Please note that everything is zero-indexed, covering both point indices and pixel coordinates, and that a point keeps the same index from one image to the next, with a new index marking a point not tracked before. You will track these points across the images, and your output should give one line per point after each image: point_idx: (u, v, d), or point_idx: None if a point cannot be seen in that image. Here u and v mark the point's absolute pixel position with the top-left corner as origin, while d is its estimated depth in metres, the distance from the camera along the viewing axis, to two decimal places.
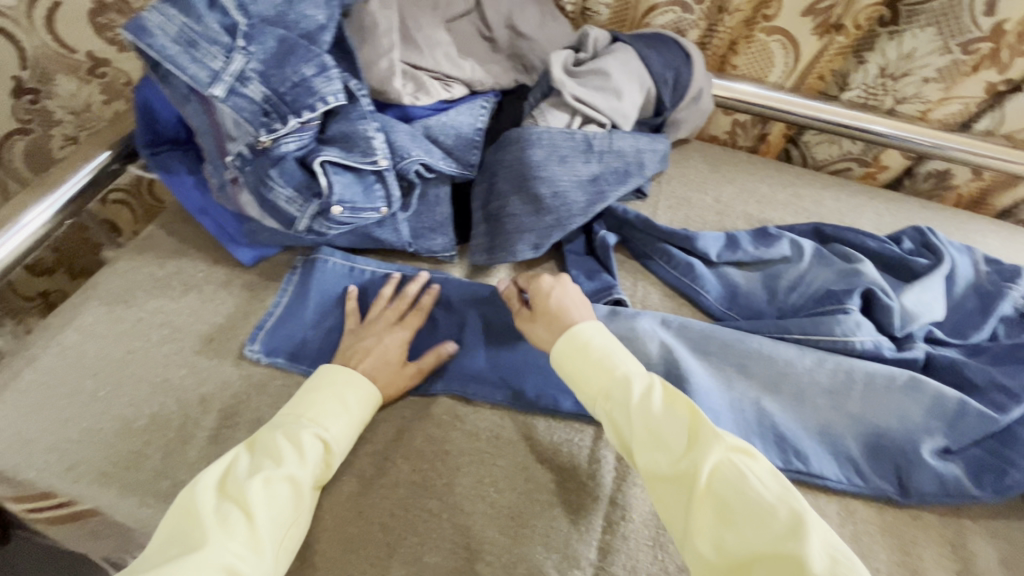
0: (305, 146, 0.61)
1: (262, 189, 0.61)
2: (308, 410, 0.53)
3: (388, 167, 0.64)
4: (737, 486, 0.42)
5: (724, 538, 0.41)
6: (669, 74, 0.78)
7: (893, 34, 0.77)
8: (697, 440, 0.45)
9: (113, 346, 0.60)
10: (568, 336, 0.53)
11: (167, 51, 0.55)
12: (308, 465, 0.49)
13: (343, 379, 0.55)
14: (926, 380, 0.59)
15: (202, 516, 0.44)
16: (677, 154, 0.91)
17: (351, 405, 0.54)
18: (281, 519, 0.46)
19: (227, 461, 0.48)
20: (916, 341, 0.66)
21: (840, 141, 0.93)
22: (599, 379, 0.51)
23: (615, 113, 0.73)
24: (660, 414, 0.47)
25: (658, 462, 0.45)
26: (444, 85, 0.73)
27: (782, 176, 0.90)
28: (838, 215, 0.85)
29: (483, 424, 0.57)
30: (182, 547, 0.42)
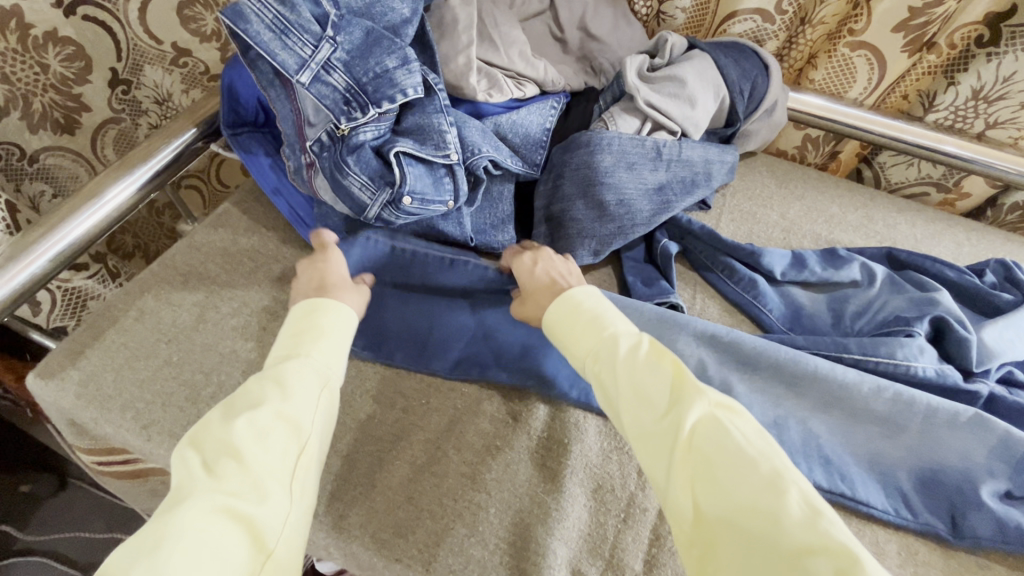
0: (381, 135, 0.63)
1: (336, 175, 0.61)
2: (289, 348, 0.51)
3: (459, 161, 0.64)
4: (717, 441, 0.41)
5: (703, 493, 0.39)
6: (745, 85, 0.75)
7: (991, 56, 0.73)
8: (679, 396, 0.44)
9: (187, 315, 0.63)
10: (560, 300, 0.55)
11: (260, 37, 0.57)
12: (296, 398, 0.46)
13: (317, 309, 0.54)
14: (993, 419, 0.56)
15: (193, 465, 0.41)
16: (743, 167, 0.89)
17: (330, 331, 0.53)
18: (283, 456, 0.43)
19: (209, 415, 0.45)
20: (989, 379, 0.62)
21: (920, 164, 0.88)
22: (587, 339, 0.51)
23: (687, 121, 0.72)
24: (642, 368, 0.47)
25: (640, 416, 0.45)
26: (516, 83, 0.73)
27: (854, 196, 0.86)
28: (913, 242, 0.81)
29: (535, 424, 0.58)
30: (178, 496, 0.39)
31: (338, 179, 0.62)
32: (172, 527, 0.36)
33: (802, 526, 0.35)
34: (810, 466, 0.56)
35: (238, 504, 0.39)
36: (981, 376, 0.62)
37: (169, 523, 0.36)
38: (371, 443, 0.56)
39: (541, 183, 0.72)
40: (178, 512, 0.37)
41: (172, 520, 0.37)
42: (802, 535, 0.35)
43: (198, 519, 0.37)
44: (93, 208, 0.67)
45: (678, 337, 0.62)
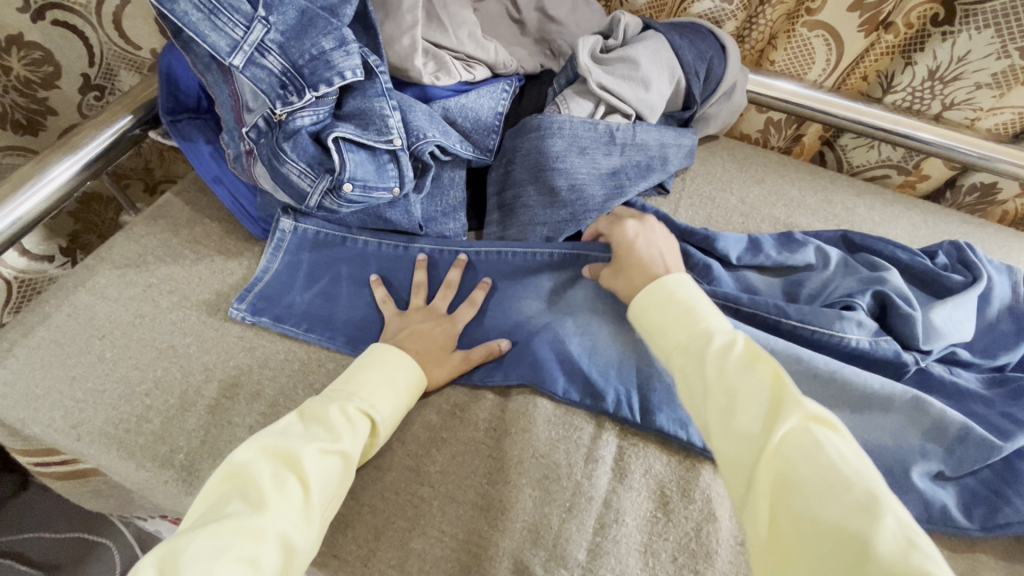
0: (321, 121, 0.61)
1: (274, 162, 0.60)
2: (358, 381, 0.52)
3: (403, 148, 0.63)
4: (810, 452, 0.37)
5: (788, 508, 0.36)
6: (701, 66, 0.74)
7: (946, 36, 0.72)
8: (777, 399, 0.41)
9: (122, 309, 0.61)
10: (657, 284, 0.53)
11: (188, 18, 0.54)
12: (359, 439, 0.48)
13: (395, 361, 0.54)
14: (928, 400, 0.57)
15: (256, 478, 0.42)
16: (705, 151, 0.88)
17: (399, 389, 0.53)
18: (329, 493, 0.45)
19: (278, 425, 0.47)
20: (931, 358, 0.62)
21: (880, 146, 0.88)
22: (682, 331, 0.49)
23: (641, 103, 0.70)
24: (739, 367, 0.44)
25: (730, 419, 0.42)
26: (465, 66, 0.71)
27: (814, 180, 0.86)
28: (872, 225, 0.81)
29: (481, 414, 0.57)
30: (240, 506, 0.40)
31: (276, 166, 0.60)
32: (228, 537, 0.38)
33: (892, 556, 0.31)
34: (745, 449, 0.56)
35: (288, 530, 0.41)
36: (921, 351, 0.62)
37: (230, 528, 0.38)
38: None
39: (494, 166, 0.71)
40: (237, 523, 0.39)
41: (230, 527, 0.38)
42: (892, 568, 0.30)
43: (257, 534, 0.39)
44: (26, 194, 0.64)
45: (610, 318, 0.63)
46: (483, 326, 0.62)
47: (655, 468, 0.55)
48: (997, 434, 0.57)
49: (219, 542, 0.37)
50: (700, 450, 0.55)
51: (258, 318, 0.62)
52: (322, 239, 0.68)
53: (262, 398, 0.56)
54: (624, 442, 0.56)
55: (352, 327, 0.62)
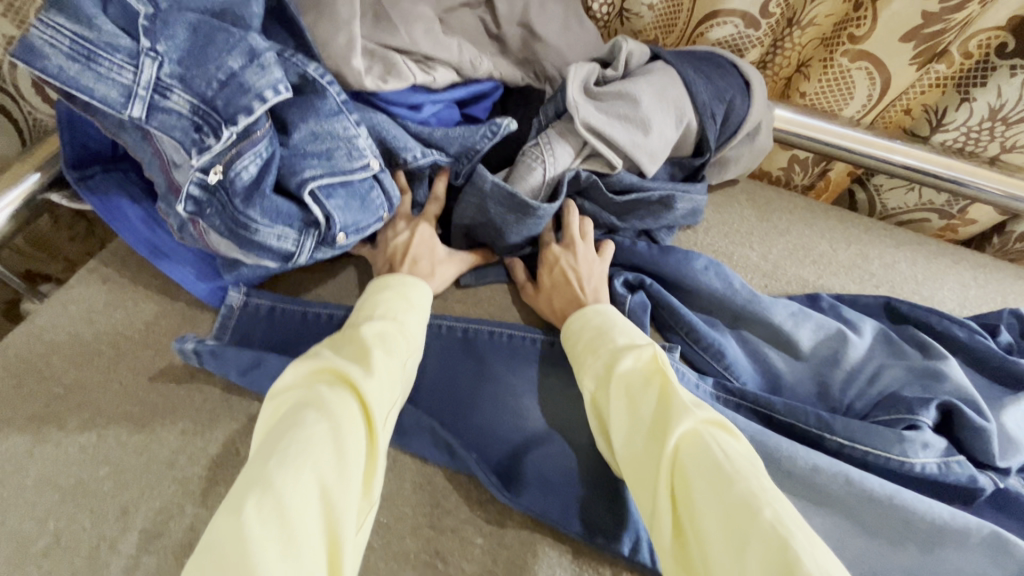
0: (269, 164, 0.48)
1: (239, 232, 0.49)
2: (381, 304, 0.49)
3: (382, 168, 0.54)
4: (703, 457, 0.38)
5: (687, 510, 0.36)
6: (718, 107, 0.63)
7: (1015, 70, 0.61)
8: (666, 408, 0.41)
9: (15, 436, 0.48)
10: (578, 313, 0.54)
11: (67, 75, 0.42)
12: (397, 353, 0.44)
13: (396, 283, 0.52)
14: (1014, 539, 0.46)
15: (313, 390, 0.38)
16: (719, 196, 0.76)
17: (417, 301, 0.51)
18: (388, 403, 0.41)
19: (313, 352, 0.42)
20: (1010, 477, 0.51)
21: (921, 189, 0.77)
22: (594, 350, 0.50)
23: (639, 150, 0.59)
24: (649, 383, 0.44)
25: (633, 437, 0.42)
26: (424, 68, 0.59)
27: (846, 229, 0.75)
28: (917, 284, 0.70)
29: (471, 567, 0.46)
30: (308, 416, 0.36)
31: (244, 236, 0.49)
32: (307, 442, 0.34)
33: (767, 543, 0.32)
34: None
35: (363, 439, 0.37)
36: (997, 471, 0.51)
37: (305, 435, 0.35)
38: None
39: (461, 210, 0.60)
40: (313, 431, 0.35)
41: (304, 440, 0.34)
42: (764, 550, 0.32)
43: (337, 438, 0.35)
44: None
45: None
46: (471, 439, 0.51)
47: None
48: None
49: (300, 444, 0.34)
50: None
51: (201, 358, 0.51)
52: (280, 313, 0.57)
53: None
54: None
55: None
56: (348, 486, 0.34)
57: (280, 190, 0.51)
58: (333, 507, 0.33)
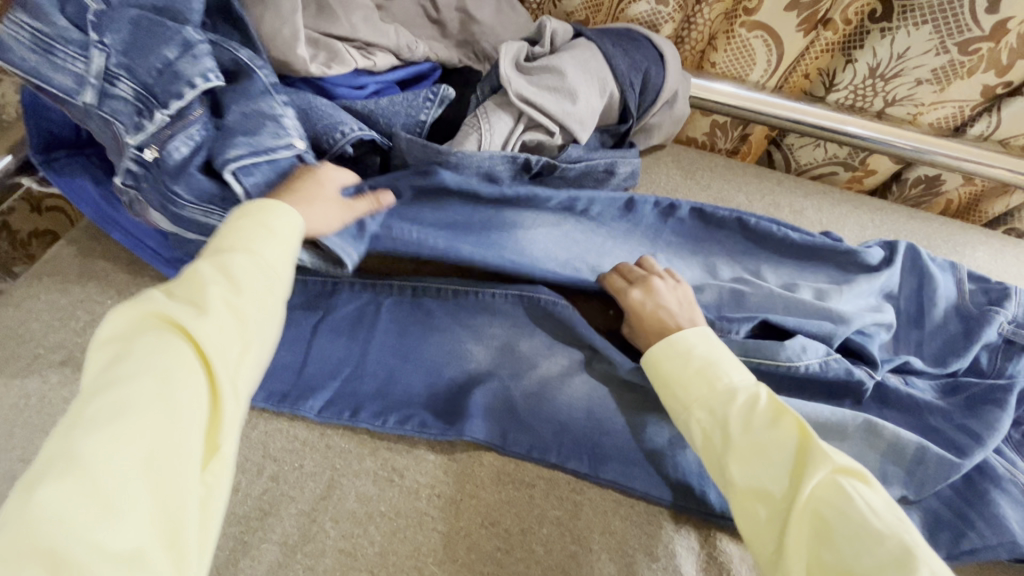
0: (201, 145, 0.52)
1: (172, 208, 0.53)
2: (234, 232, 0.42)
3: (307, 149, 0.55)
4: (841, 509, 0.38)
5: (823, 564, 0.37)
6: (636, 77, 0.70)
7: (885, 31, 0.70)
8: (800, 454, 0.42)
9: (3, 391, 0.52)
10: (668, 342, 0.51)
11: (29, 65, 0.49)
12: (241, 291, 0.39)
13: (260, 208, 0.44)
14: (882, 423, 0.54)
15: (137, 350, 0.34)
16: (648, 160, 0.84)
17: (280, 226, 0.43)
18: (229, 355, 0.37)
19: (144, 296, 0.37)
20: (880, 369, 0.60)
21: (826, 145, 0.86)
22: (701, 390, 0.47)
23: (569, 117, 0.66)
24: (764, 422, 0.44)
25: (756, 472, 0.42)
26: (363, 53, 0.63)
27: (761, 183, 0.83)
28: (820, 228, 0.79)
29: (423, 479, 0.51)
30: (127, 382, 0.33)
31: (176, 212, 0.53)
32: (127, 409, 0.32)
33: None
34: (701, 489, 0.52)
35: (194, 399, 0.34)
36: (868, 365, 0.60)
37: (120, 400, 0.32)
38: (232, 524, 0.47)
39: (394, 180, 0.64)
40: (131, 409, 0.32)
41: (112, 416, 0.31)
42: None
43: (157, 402, 0.33)
44: None
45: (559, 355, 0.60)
46: (422, 374, 0.57)
47: (613, 525, 0.51)
48: (955, 451, 0.54)
49: (111, 412, 0.31)
50: (661, 499, 0.52)
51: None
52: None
53: None
54: (579, 496, 0.52)
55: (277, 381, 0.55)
56: (180, 453, 0.32)
57: (212, 171, 0.53)
58: (148, 479, 0.31)
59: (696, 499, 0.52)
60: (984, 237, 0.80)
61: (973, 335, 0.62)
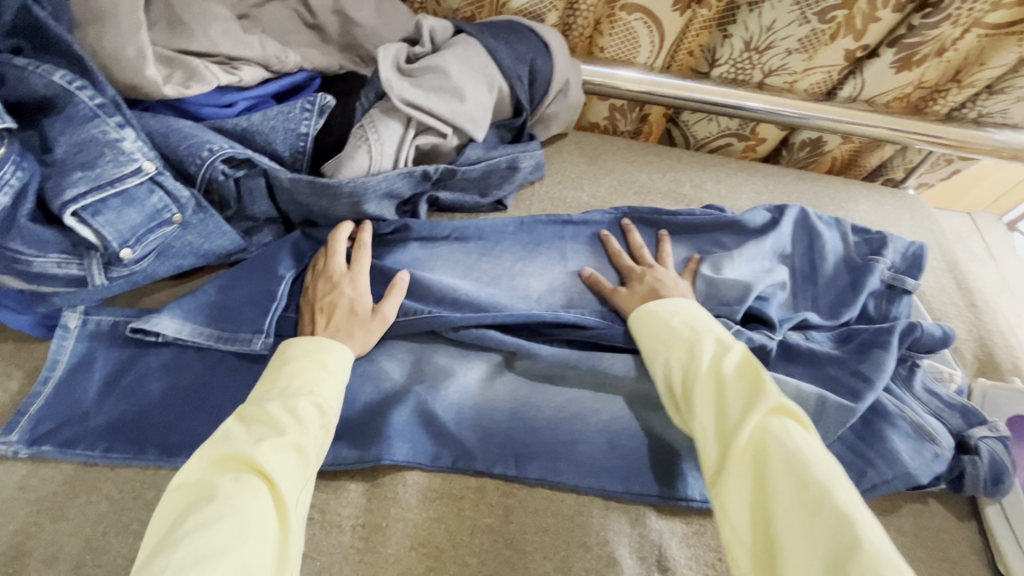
0: (25, 191, 0.47)
1: (17, 266, 0.49)
2: (297, 378, 0.47)
3: (160, 169, 0.52)
4: (782, 440, 0.40)
5: (760, 492, 0.39)
6: (522, 69, 0.69)
7: (753, 6, 0.73)
8: (757, 390, 0.44)
9: None
10: (653, 306, 0.57)
11: None
12: (309, 431, 0.43)
13: (321, 347, 0.50)
14: (785, 380, 0.57)
15: (213, 485, 0.37)
16: (551, 149, 0.83)
17: (336, 369, 0.49)
18: (296, 488, 0.40)
19: (216, 436, 0.41)
20: (778, 329, 0.63)
21: (718, 118, 0.90)
22: (676, 342, 0.52)
23: (459, 117, 0.64)
24: (732, 369, 0.47)
25: (714, 409, 0.45)
26: (227, 69, 0.59)
27: (661, 162, 0.85)
28: (720, 198, 0.82)
29: (345, 510, 0.49)
30: (207, 514, 0.35)
31: (22, 269, 0.50)
32: (204, 552, 0.33)
33: (844, 527, 0.34)
34: (626, 471, 0.54)
35: (269, 530, 0.36)
36: (768, 327, 0.63)
37: (198, 548, 0.33)
38: None
39: (282, 204, 0.61)
40: (210, 543, 0.34)
41: (195, 551, 0.33)
42: (845, 535, 0.34)
43: (238, 536, 0.35)
44: None
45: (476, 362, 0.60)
46: None
47: (546, 523, 0.51)
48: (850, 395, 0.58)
49: (200, 555, 0.33)
50: (589, 488, 0.52)
51: (38, 448, 0.49)
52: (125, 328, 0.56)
53: (59, 562, 0.44)
54: (509, 499, 0.52)
55: (175, 433, 0.51)
56: None
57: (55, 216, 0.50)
58: None
59: (624, 481, 0.53)
60: (864, 191, 0.86)
61: (860, 284, 0.67)
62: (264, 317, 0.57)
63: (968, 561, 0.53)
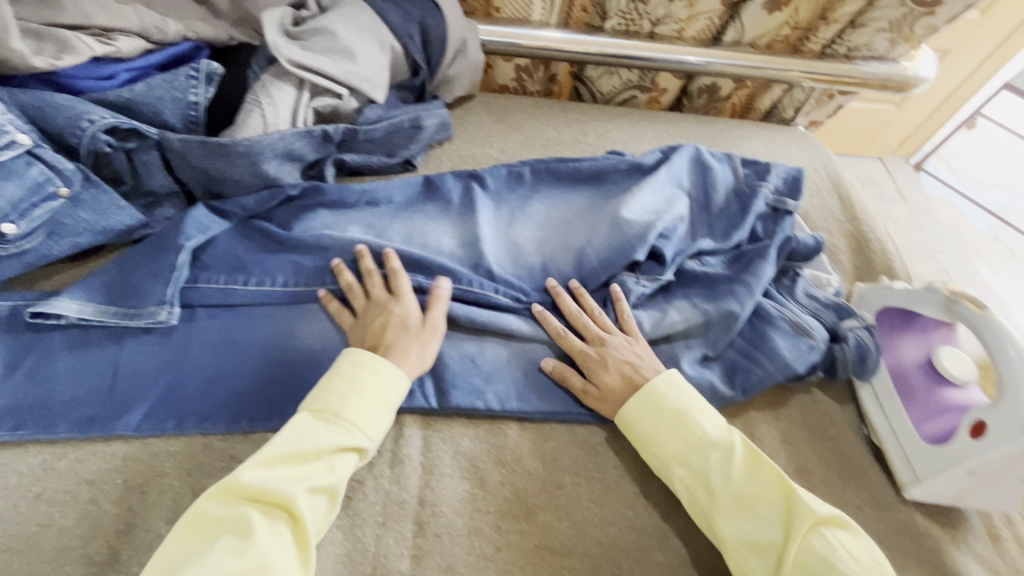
0: None
1: None
2: (338, 402, 0.49)
3: (37, 142, 0.53)
4: (826, 558, 0.44)
5: None
6: (413, 27, 0.70)
7: None
8: (789, 508, 0.47)
9: None
10: (642, 397, 0.54)
11: None
12: (344, 473, 0.46)
13: (371, 371, 0.51)
14: (671, 313, 0.63)
15: (239, 521, 0.41)
16: (459, 110, 0.85)
17: (389, 400, 0.51)
18: (318, 526, 0.44)
19: (259, 454, 0.45)
20: (670, 263, 0.67)
21: (619, 72, 0.94)
22: (681, 441, 0.52)
23: (354, 78, 0.66)
24: (744, 472, 0.50)
25: (744, 527, 0.48)
26: (102, 40, 0.59)
27: (567, 115, 0.89)
28: (623, 145, 0.86)
29: None
30: (228, 549, 0.40)
31: None
32: None
33: None
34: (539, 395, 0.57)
35: (291, 570, 0.41)
36: (659, 265, 0.67)
37: None
38: (53, 560, 0.44)
39: (181, 173, 0.61)
40: None
41: None
42: None
43: None
44: None
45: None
46: (252, 360, 0.55)
47: (464, 448, 0.54)
48: None
49: None
50: (504, 413, 0.56)
51: None
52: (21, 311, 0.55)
53: None
54: (428, 431, 0.54)
55: (83, 405, 0.51)
56: None
57: None
58: None
59: (537, 404, 0.57)
60: (756, 130, 0.93)
61: (748, 209, 0.73)
62: (169, 287, 0.56)
63: (847, 437, 0.59)
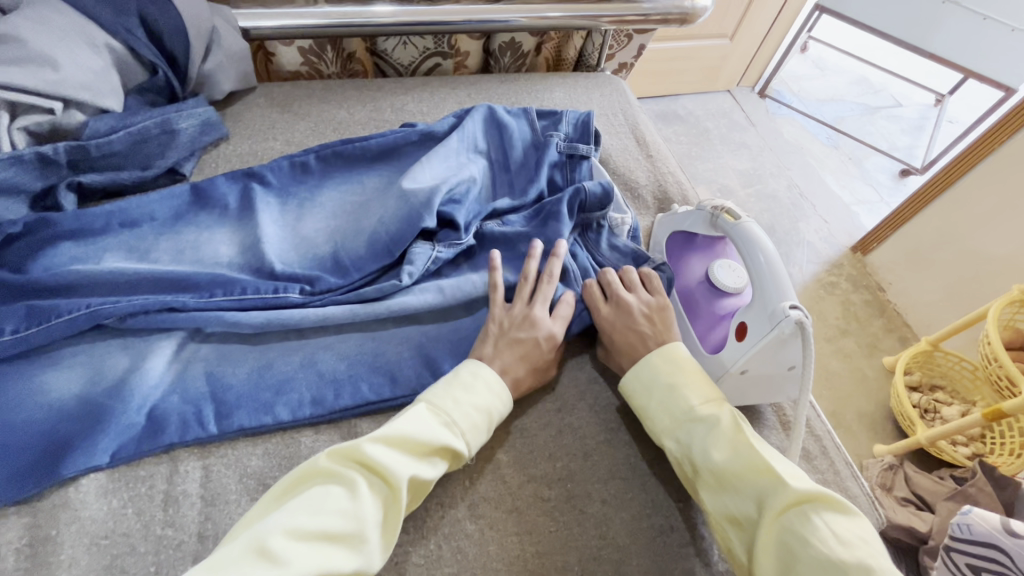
0: None
1: None
2: (449, 394, 0.50)
3: None
4: (800, 537, 0.41)
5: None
6: (131, 21, 0.64)
7: None
8: (772, 481, 0.44)
9: None
10: (637, 370, 0.54)
11: None
12: (437, 470, 0.46)
13: (475, 378, 0.51)
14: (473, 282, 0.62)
15: (349, 480, 0.43)
16: (236, 105, 0.78)
17: (491, 410, 0.50)
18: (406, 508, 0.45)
19: (408, 412, 0.48)
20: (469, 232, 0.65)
21: (412, 41, 0.90)
22: (670, 414, 0.51)
23: (65, 89, 0.58)
24: (726, 448, 0.47)
25: (726, 501, 0.46)
26: None
27: (362, 93, 0.84)
28: (423, 117, 0.84)
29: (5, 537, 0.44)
30: (338, 506, 0.41)
31: None
32: (316, 550, 0.39)
33: None
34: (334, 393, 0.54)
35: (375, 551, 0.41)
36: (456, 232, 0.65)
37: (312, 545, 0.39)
38: None
39: None
40: (326, 552, 0.39)
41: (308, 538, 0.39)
42: None
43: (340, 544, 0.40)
44: None
45: (159, 342, 0.54)
46: None
47: (252, 467, 0.50)
48: None
49: (309, 550, 0.38)
50: (294, 421, 0.52)
51: None
52: None
53: None
54: (209, 460, 0.50)
55: None
56: None
57: None
58: None
59: (332, 403, 0.54)
60: (560, 81, 0.93)
61: (542, 161, 0.73)
62: None
63: None
